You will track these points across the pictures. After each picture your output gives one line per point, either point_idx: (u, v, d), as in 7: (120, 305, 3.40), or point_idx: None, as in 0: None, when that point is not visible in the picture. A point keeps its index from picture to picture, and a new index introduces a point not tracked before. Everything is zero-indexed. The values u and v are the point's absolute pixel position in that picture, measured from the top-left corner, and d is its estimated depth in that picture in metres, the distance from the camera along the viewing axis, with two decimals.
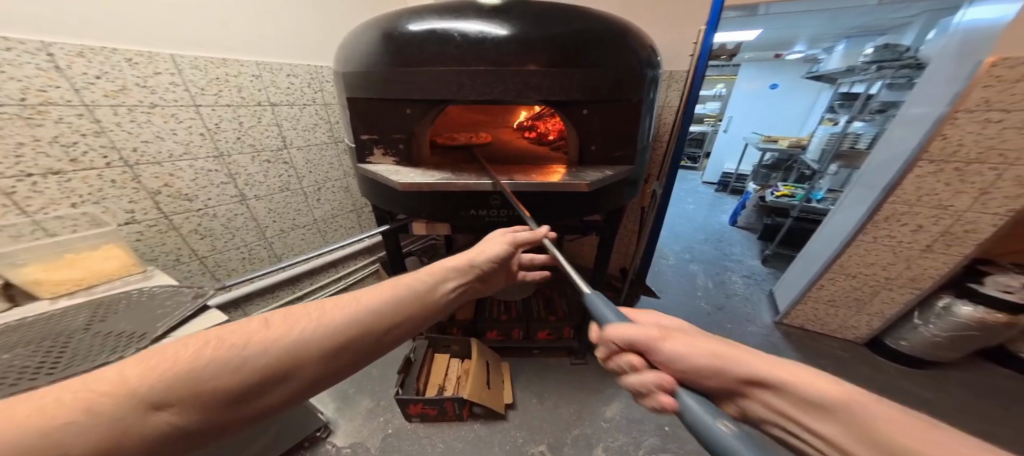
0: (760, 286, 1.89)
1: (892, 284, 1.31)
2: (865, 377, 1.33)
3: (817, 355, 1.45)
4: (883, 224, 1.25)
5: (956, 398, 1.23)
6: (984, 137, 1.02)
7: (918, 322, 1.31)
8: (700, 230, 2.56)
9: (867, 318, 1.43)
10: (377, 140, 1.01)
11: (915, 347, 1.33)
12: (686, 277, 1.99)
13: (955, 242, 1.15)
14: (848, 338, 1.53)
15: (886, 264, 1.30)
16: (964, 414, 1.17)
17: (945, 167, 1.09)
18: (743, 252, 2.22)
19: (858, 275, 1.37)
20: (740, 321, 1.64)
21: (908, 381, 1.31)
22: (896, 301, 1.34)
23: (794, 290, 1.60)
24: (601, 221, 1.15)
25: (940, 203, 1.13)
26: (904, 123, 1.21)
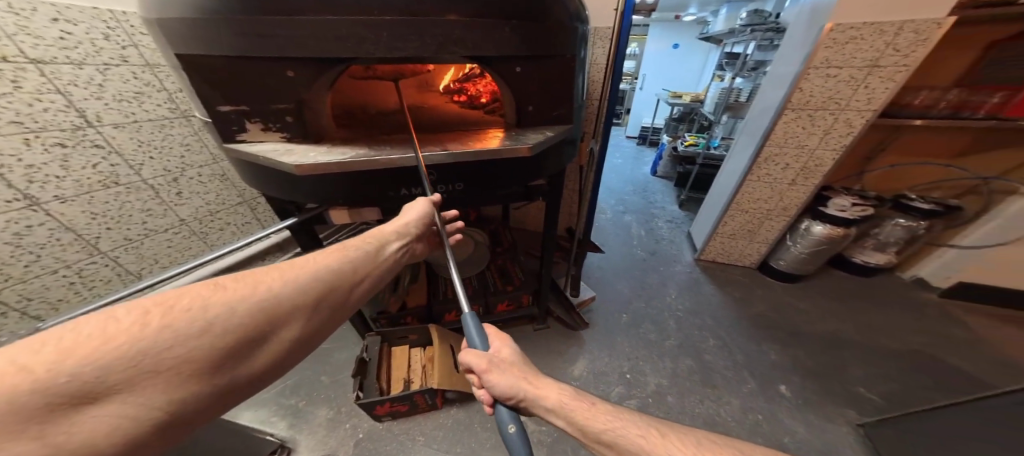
0: (679, 228, 2.18)
1: (772, 214, 1.63)
2: (760, 297, 1.67)
3: (726, 281, 1.76)
4: (764, 165, 1.51)
5: (814, 302, 1.64)
6: (826, 89, 1.27)
7: (791, 243, 1.67)
8: (629, 183, 2.80)
9: (757, 246, 1.76)
10: (261, 111, 0.81)
11: (789, 264, 1.71)
12: (622, 229, 2.17)
13: (810, 175, 1.47)
14: (746, 264, 1.87)
15: (767, 199, 1.60)
16: (824, 317, 1.56)
17: (801, 114, 1.35)
18: (663, 199, 2.52)
19: (749, 210, 1.66)
20: (669, 263, 1.88)
21: (786, 295, 1.68)
22: (775, 229, 1.67)
23: (706, 230, 1.89)
24: (545, 184, 1.15)
25: (800, 144, 1.42)
26: (773, 80, 1.45)
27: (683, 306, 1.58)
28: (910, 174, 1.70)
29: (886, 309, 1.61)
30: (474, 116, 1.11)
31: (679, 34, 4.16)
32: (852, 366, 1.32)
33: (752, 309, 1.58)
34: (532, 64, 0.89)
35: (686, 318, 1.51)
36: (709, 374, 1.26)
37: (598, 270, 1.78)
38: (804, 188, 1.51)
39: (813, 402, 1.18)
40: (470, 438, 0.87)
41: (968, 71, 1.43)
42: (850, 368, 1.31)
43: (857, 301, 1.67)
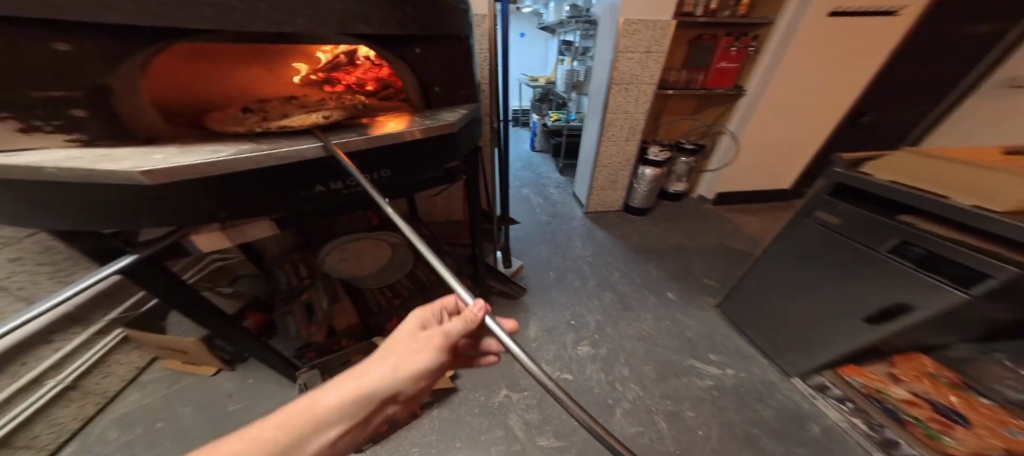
0: (565, 191, 2.57)
1: (622, 165, 2.14)
2: (632, 230, 2.18)
3: (609, 225, 2.20)
4: (610, 129, 1.97)
5: (661, 224, 2.26)
6: (631, 68, 1.77)
7: (635, 183, 2.21)
8: (516, 161, 3.09)
9: (619, 192, 2.28)
10: (13, 103, 0.51)
11: (639, 201, 2.26)
12: (524, 201, 2.38)
13: (634, 133, 2.01)
14: (616, 208, 2.37)
15: (615, 154, 2.09)
16: (671, 233, 2.17)
17: (620, 87, 1.82)
18: (548, 170, 2.90)
19: (608, 166, 2.12)
20: (568, 221, 2.19)
21: (646, 224, 2.25)
22: (625, 175, 2.20)
23: (585, 187, 2.29)
24: (461, 164, 1.14)
25: (625, 111, 1.92)
26: (599, 63, 1.91)
27: (590, 254, 1.88)
28: (674, 128, 2.43)
29: (698, 214, 2.36)
30: (370, 101, 1.02)
31: (523, 24, 4.75)
32: (697, 262, 1.90)
33: (632, 241, 2.05)
34: (431, 46, 0.88)
35: (596, 264, 1.81)
36: (625, 299, 1.59)
37: (519, 242, 1.91)
38: (634, 143, 2.05)
39: (685, 295, 1.65)
40: (465, 429, 0.83)
41: (684, 56, 2.06)
42: (696, 264, 1.88)
43: (683, 214, 2.37)
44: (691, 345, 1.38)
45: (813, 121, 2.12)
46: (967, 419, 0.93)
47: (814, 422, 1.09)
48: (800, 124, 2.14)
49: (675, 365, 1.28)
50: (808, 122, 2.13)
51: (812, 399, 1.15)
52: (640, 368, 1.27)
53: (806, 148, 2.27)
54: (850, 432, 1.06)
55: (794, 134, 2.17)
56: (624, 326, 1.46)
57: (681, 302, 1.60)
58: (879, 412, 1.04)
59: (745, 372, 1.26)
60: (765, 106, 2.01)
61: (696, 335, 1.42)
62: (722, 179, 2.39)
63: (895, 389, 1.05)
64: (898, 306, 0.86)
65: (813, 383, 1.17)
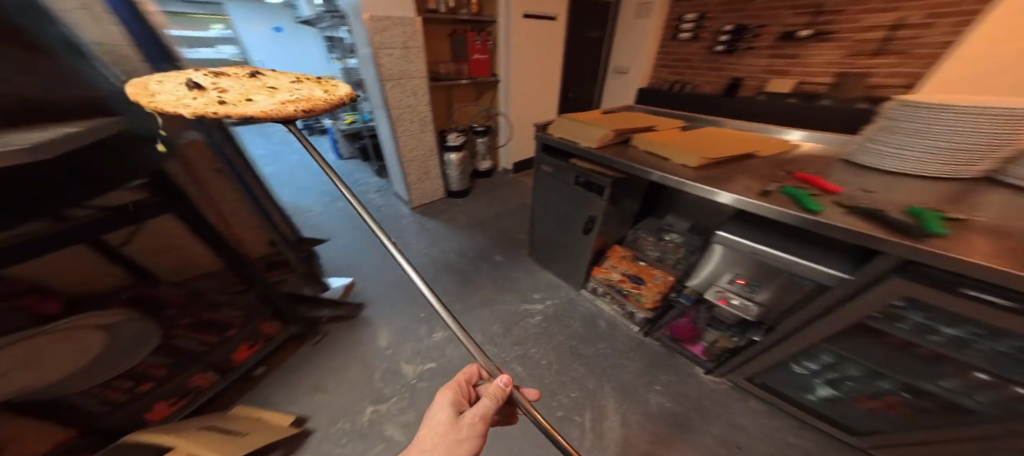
0: (388, 191, 2.57)
1: (428, 155, 2.27)
2: (455, 212, 2.41)
3: (436, 214, 2.35)
4: (400, 124, 2.02)
5: (479, 199, 2.59)
6: (395, 64, 1.83)
7: (447, 170, 2.40)
8: (324, 174, 2.80)
9: (435, 182, 2.42)
10: None
11: (456, 185, 2.47)
12: (342, 215, 2.24)
13: (426, 125, 2.15)
14: (441, 197, 2.53)
15: (417, 147, 2.18)
16: (489, 205, 2.54)
17: (394, 82, 1.87)
18: (363, 175, 2.78)
19: (413, 159, 2.20)
20: (395, 223, 2.21)
21: (468, 203, 2.53)
22: (435, 165, 2.35)
23: (402, 183, 2.32)
24: (167, 200, 0.88)
25: (408, 104, 1.99)
26: (364, 58, 1.87)
27: (426, 247, 2.04)
28: (463, 113, 2.67)
29: (506, 184, 2.81)
30: None
31: None
32: (512, 224, 2.33)
33: (460, 221, 2.31)
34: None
35: (431, 257, 1.98)
36: (466, 275, 1.85)
37: (350, 263, 1.84)
38: (430, 134, 2.20)
39: (508, 254, 2.05)
40: None
41: (447, 49, 2.27)
42: (511, 226, 2.31)
43: (496, 186, 2.78)
44: (521, 292, 1.76)
45: (550, 98, 2.73)
46: (643, 280, 1.42)
47: (599, 318, 1.58)
48: (543, 103, 2.71)
49: (511, 312, 1.63)
50: (547, 100, 2.72)
51: (591, 301, 1.68)
52: (484, 326, 1.54)
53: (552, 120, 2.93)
54: (619, 318, 1.56)
55: (542, 110, 2.74)
56: (471, 299, 1.70)
57: (507, 260, 2.00)
58: (619, 294, 1.50)
59: (558, 299, 1.72)
60: (514, 90, 2.44)
61: (522, 281, 1.84)
62: (512, 152, 2.82)
63: (615, 274, 1.50)
64: (591, 219, 1.39)
65: (588, 288, 1.70)
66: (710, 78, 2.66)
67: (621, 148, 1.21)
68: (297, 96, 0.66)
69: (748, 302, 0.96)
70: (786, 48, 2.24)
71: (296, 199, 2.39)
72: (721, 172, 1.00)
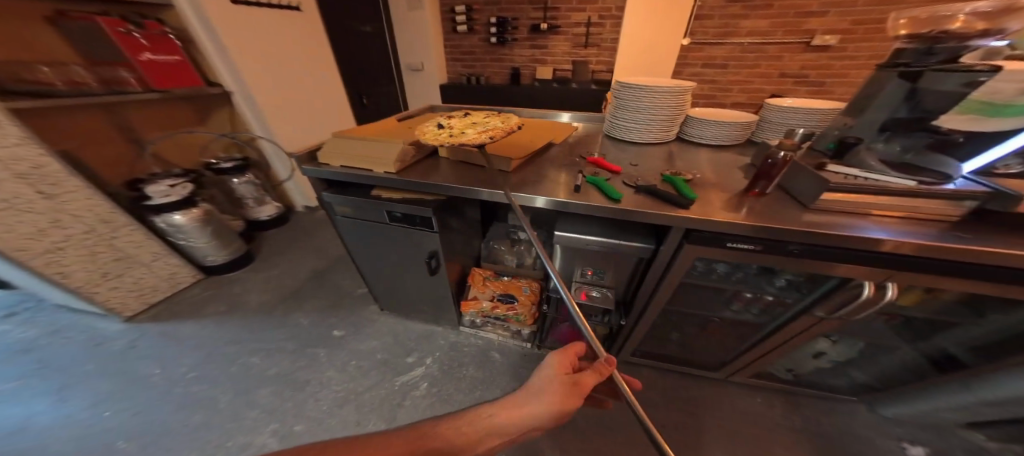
0: (41, 308, 1.49)
1: (105, 230, 1.26)
2: (225, 296, 1.55)
3: (182, 317, 1.45)
4: None
5: (267, 259, 1.78)
6: None
7: (181, 240, 1.48)
8: None
9: (162, 262, 1.47)
10: None
11: (214, 256, 1.60)
12: None
13: (56, 182, 1.11)
14: (195, 278, 1.62)
15: (54, 225, 1.14)
16: (291, 261, 1.78)
17: None
18: None
19: (62, 247, 1.18)
20: (99, 348, 1.31)
21: (248, 273, 1.69)
22: (143, 239, 1.37)
23: (61, 294, 1.27)
24: None
25: None
26: None
27: (189, 369, 1.25)
28: (178, 146, 1.73)
29: (321, 226, 2.06)
30: None
31: None
32: (342, 275, 1.71)
33: (251, 306, 1.51)
34: None
35: (202, 385, 1.20)
36: (292, 378, 1.22)
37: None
38: (106, 204, 1.24)
39: (350, 321, 1.48)
40: None
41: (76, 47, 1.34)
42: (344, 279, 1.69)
43: (306, 230, 2.01)
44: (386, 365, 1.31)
45: (330, 108, 2.12)
46: (513, 297, 1.29)
47: (493, 350, 1.37)
48: (323, 115, 2.08)
49: (380, 393, 1.20)
50: (328, 112, 2.11)
51: (475, 336, 1.43)
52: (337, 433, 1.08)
53: None
54: (506, 341, 1.40)
55: (325, 124, 2.11)
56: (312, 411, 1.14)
57: (351, 333, 1.43)
58: (496, 320, 1.34)
59: (438, 350, 1.38)
60: (266, 105, 1.70)
61: (383, 348, 1.38)
62: (303, 183, 2.08)
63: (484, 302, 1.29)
64: (433, 254, 1.11)
65: (467, 323, 1.44)
66: (495, 69, 2.82)
67: (424, 165, 0.97)
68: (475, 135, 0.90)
69: (603, 290, 0.99)
70: (538, 39, 2.59)
71: None
72: (536, 173, 0.92)
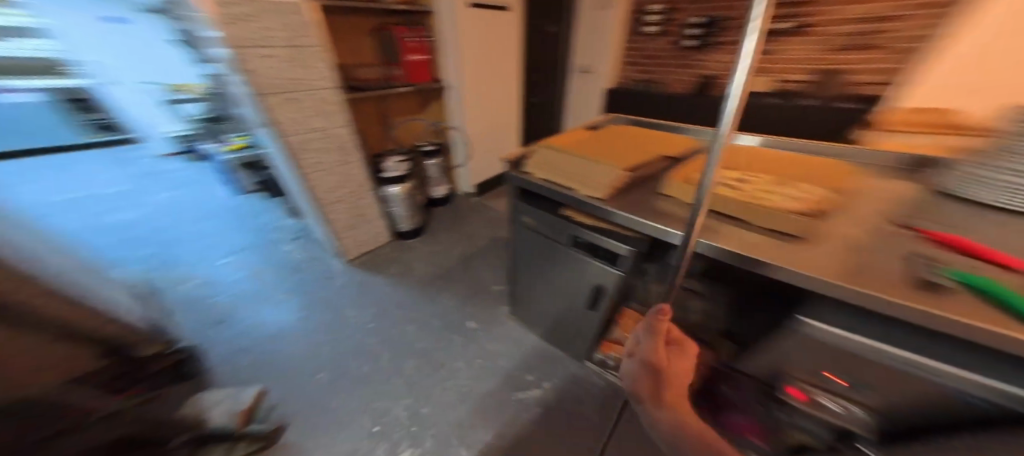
0: (312, 240, 1.90)
1: (360, 196, 1.54)
2: (406, 264, 1.77)
3: (381, 269, 1.71)
4: (306, 158, 1.27)
5: (437, 237, 1.99)
6: (280, 71, 1.11)
7: (391, 209, 1.73)
8: (211, 217, 2.07)
9: (377, 224, 1.71)
10: None
11: (406, 224, 1.82)
12: (241, 283, 1.58)
13: (350, 154, 1.40)
14: (388, 241, 1.86)
15: (343, 186, 1.44)
16: (451, 243, 1.96)
17: (283, 98, 1.14)
18: (273, 216, 2.10)
19: (339, 202, 1.45)
20: (326, 282, 1.60)
21: (422, 246, 1.90)
22: (373, 204, 1.63)
23: (328, 236, 1.60)
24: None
25: (315, 128, 1.26)
26: (226, 65, 1.11)
27: (371, 319, 1.45)
28: (405, 130, 2.02)
29: (471, 213, 2.23)
30: None
31: None
32: (484, 268, 1.80)
33: (418, 275, 1.71)
34: None
35: (383, 339, 1.37)
36: (430, 357, 1.32)
37: (266, 364, 1.21)
38: (365, 176, 1.50)
39: (485, 318, 1.52)
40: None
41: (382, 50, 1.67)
42: (487, 273, 1.77)
43: (460, 216, 2.20)
44: (509, 374, 1.28)
45: (509, 103, 2.23)
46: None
47: (616, 400, 1.18)
48: (502, 111, 2.20)
49: (500, 403, 1.18)
50: (507, 107, 2.22)
51: (601, 376, 1.26)
52: (454, 425, 1.10)
53: (516, 126, 2.39)
54: None
55: (502, 122, 2.24)
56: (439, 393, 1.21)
57: (483, 329, 1.47)
58: None
59: (556, 376, 1.28)
60: (465, 99, 1.90)
61: (507, 356, 1.36)
62: (472, 171, 2.25)
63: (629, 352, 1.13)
64: (596, 288, 0.99)
65: (595, 359, 1.27)
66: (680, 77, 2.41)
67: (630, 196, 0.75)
68: (792, 194, 0.57)
69: None
70: None
71: (158, 268, 1.63)
72: (827, 239, 0.53)
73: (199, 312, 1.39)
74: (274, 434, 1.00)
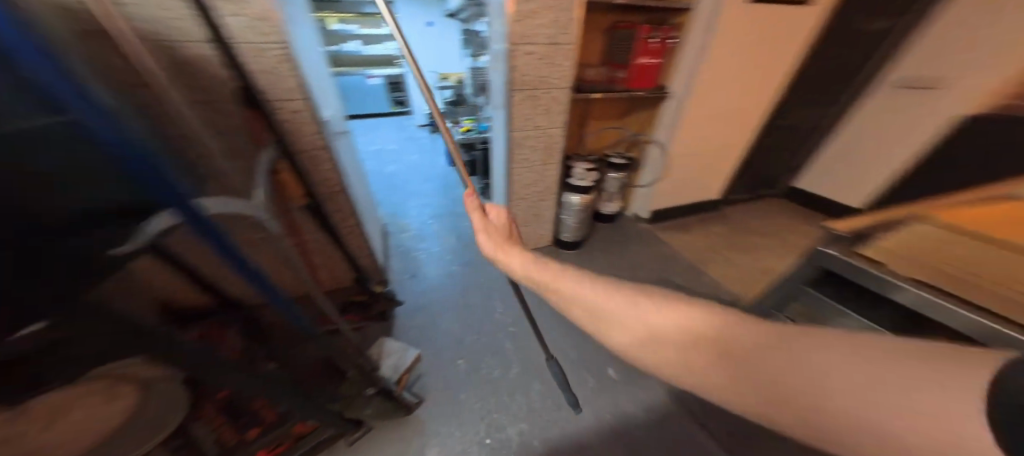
0: None
1: (544, 195, 1.49)
2: None
3: None
4: (519, 151, 1.28)
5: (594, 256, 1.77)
6: (535, 68, 1.08)
7: (563, 216, 1.63)
8: (431, 180, 2.60)
9: (545, 226, 1.64)
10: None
11: (570, 234, 1.68)
12: (432, 241, 1.89)
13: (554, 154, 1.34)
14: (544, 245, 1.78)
15: (536, 182, 1.41)
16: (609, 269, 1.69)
17: (526, 94, 1.13)
18: (467, 192, 2.42)
19: (527, 196, 1.46)
20: (487, 269, 1.68)
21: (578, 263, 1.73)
22: (551, 206, 1.56)
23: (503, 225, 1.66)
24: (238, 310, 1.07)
25: (537, 126, 1.23)
26: (496, 59, 1.20)
27: (512, 321, 1.41)
28: (601, 138, 1.86)
29: (635, 239, 1.90)
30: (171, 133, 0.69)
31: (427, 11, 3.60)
32: None
33: None
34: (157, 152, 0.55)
35: (516, 344, 1.31)
36: (555, 387, 1.16)
37: (426, 332, 1.33)
38: (556, 175, 1.42)
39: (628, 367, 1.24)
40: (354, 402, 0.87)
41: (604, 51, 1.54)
42: None
43: (626, 239, 1.89)
44: None
45: (736, 123, 1.78)
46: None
47: None
48: (721, 132, 1.78)
49: None
50: (730, 127, 1.78)
51: None
52: None
53: (729, 152, 1.91)
54: None
55: (715, 145, 1.82)
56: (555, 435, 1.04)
57: (623, 382, 1.19)
58: None
59: None
60: (690, 112, 1.58)
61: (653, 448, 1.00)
62: (659, 194, 1.89)
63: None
64: None
65: None
66: None
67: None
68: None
69: None
70: None
71: (394, 211, 2.16)
72: None
73: (407, 259, 1.72)
74: (412, 406, 1.05)
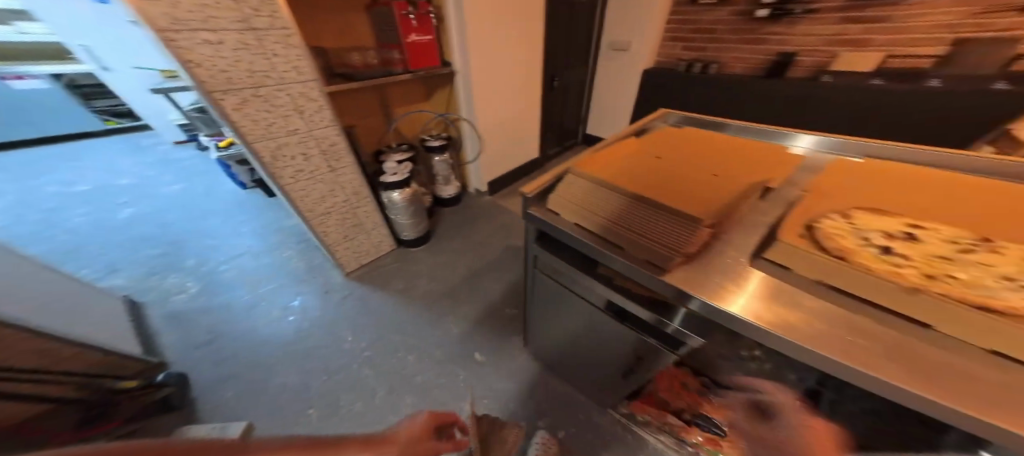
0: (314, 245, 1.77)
1: (349, 201, 1.36)
2: (403, 276, 1.57)
3: (380, 284, 1.52)
4: (279, 161, 1.10)
5: (442, 244, 1.76)
6: (233, 63, 0.90)
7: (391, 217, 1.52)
8: (222, 215, 1.99)
9: (374, 232, 1.52)
10: None
11: (408, 232, 1.61)
12: (235, 293, 1.48)
13: (334, 155, 1.24)
14: (388, 250, 1.67)
15: (326, 192, 1.27)
16: (457, 252, 1.72)
17: (245, 96, 0.95)
18: (279, 218, 1.97)
19: (325, 208, 1.30)
20: (323, 301, 1.44)
21: (427, 256, 1.69)
22: (367, 211, 1.43)
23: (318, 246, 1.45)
24: None
25: (288, 130, 1.08)
26: None
27: (365, 345, 1.27)
28: (411, 123, 1.78)
29: (479, 214, 1.99)
30: None
31: None
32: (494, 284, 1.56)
33: (419, 291, 1.50)
34: None
35: (376, 367, 1.20)
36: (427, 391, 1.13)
37: (249, 399, 1.08)
38: (356, 176, 1.33)
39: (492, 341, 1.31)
40: None
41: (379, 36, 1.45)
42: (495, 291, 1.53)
43: (470, 219, 1.95)
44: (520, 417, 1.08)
45: (527, 89, 1.93)
46: (721, 430, 0.77)
47: None
48: (517, 96, 1.90)
49: None
50: (523, 93, 1.92)
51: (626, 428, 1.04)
52: None
53: (533, 114, 2.10)
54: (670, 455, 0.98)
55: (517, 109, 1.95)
56: None
57: (492, 361, 1.24)
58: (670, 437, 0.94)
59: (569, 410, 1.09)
60: (478, 88, 1.63)
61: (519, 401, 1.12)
62: (488, 166, 2.01)
63: (671, 419, 0.86)
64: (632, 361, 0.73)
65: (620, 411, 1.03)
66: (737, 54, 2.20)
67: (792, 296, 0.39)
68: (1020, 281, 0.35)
69: None
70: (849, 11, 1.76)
71: (164, 275, 1.56)
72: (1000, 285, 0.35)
73: (189, 330, 1.30)
74: None
